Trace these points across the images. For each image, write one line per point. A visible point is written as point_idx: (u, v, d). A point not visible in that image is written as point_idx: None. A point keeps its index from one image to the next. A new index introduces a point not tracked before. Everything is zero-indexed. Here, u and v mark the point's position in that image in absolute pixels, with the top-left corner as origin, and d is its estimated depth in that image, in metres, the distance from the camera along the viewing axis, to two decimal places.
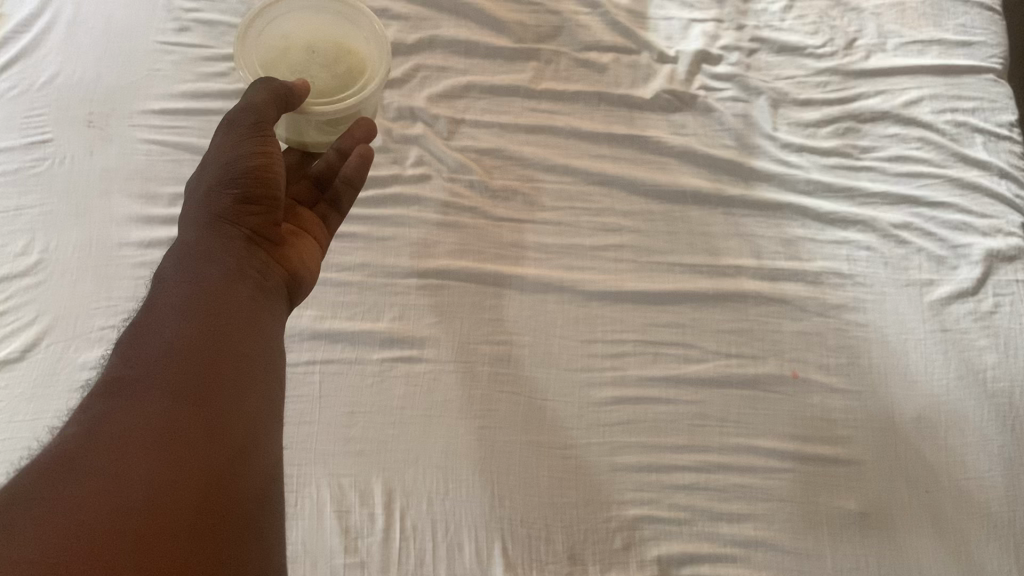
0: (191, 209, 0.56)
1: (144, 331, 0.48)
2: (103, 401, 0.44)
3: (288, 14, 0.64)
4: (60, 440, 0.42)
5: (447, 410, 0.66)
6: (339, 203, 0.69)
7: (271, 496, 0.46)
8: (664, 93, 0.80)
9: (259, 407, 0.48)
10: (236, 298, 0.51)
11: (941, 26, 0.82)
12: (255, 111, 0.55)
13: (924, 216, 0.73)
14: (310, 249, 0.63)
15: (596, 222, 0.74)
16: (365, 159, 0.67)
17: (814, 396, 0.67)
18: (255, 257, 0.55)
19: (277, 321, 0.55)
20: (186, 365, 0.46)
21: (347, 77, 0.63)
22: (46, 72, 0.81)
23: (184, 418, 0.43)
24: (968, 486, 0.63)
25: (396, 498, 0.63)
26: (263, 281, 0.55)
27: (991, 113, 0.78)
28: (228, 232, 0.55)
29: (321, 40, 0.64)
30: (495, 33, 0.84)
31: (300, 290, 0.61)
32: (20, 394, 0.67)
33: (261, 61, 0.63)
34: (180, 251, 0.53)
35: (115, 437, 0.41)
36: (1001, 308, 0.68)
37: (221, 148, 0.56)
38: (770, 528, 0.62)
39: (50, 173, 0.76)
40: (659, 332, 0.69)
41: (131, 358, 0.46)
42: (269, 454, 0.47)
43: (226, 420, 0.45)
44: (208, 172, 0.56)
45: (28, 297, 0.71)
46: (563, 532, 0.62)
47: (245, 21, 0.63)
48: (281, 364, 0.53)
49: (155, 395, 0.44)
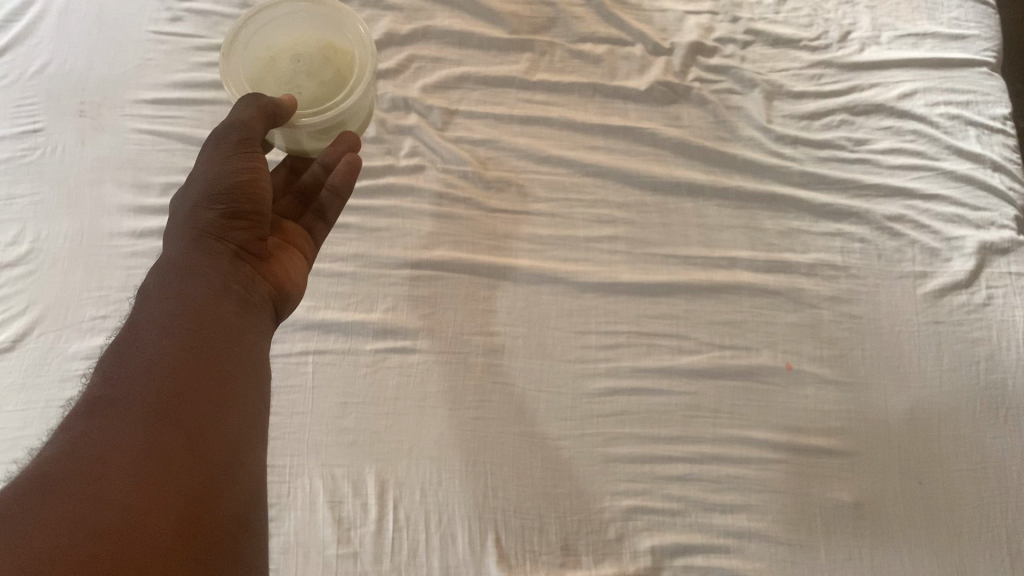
0: (177, 225, 0.55)
1: (126, 351, 0.47)
2: (83, 421, 0.43)
3: (274, 25, 0.65)
4: (39, 461, 0.41)
5: (439, 402, 0.66)
6: (326, 214, 0.68)
7: (253, 515, 0.46)
8: (658, 84, 0.80)
9: (241, 426, 0.47)
10: (220, 315, 0.50)
11: (935, 19, 0.82)
12: (242, 127, 0.55)
13: (918, 208, 0.73)
14: (297, 264, 0.62)
15: (590, 214, 0.74)
16: (353, 167, 0.66)
17: (808, 387, 0.66)
18: (240, 272, 0.55)
19: (263, 337, 0.54)
20: (166, 383, 0.45)
21: (334, 81, 0.63)
22: (38, 62, 0.81)
23: (164, 437, 0.43)
24: (961, 479, 0.63)
25: (390, 489, 0.63)
26: (248, 297, 0.54)
27: (985, 106, 0.78)
28: (213, 249, 0.54)
29: (305, 45, 0.64)
30: (490, 25, 0.84)
31: (286, 305, 0.60)
32: (11, 383, 0.66)
33: (249, 75, 0.63)
34: (163, 268, 0.52)
35: (92, 457, 0.41)
36: (994, 300, 0.69)
37: (208, 165, 0.56)
38: (764, 519, 0.62)
39: (41, 162, 0.76)
40: (652, 324, 0.69)
41: (111, 379, 0.45)
42: (251, 471, 0.46)
43: (207, 440, 0.44)
44: (194, 189, 0.56)
45: (19, 287, 0.71)
46: (556, 523, 0.62)
47: (228, 36, 0.63)
48: (266, 381, 0.52)
49: (135, 414, 0.43)
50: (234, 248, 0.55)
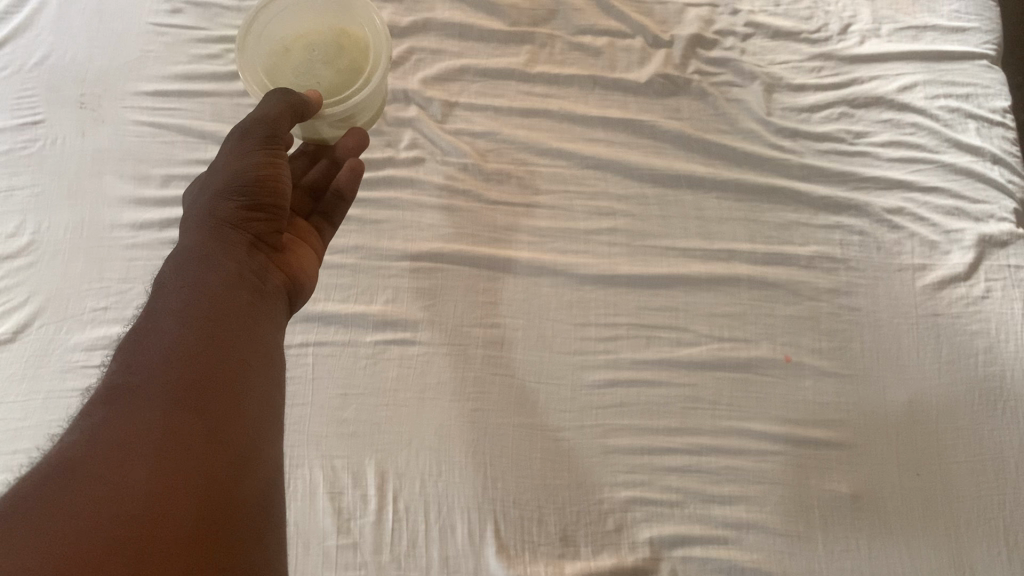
0: (193, 215, 0.55)
1: (143, 338, 0.47)
2: (101, 408, 0.43)
3: (281, 16, 0.66)
4: (58, 449, 0.41)
5: (439, 393, 0.66)
6: (333, 216, 0.68)
7: (273, 501, 0.45)
8: (658, 77, 0.80)
9: (259, 412, 0.47)
10: (236, 303, 0.50)
11: (936, 12, 0.82)
12: (271, 123, 0.56)
13: (917, 201, 0.73)
14: (308, 258, 0.62)
15: (590, 206, 0.74)
16: (357, 171, 0.67)
17: (806, 379, 0.67)
18: (254, 262, 0.54)
19: (277, 326, 0.54)
20: (185, 370, 0.45)
21: (351, 68, 0.65)
22: (38, 53, 0.81)
23: (183, 423, 0.42)
24: (959, 470, 0.63)
25: (390, 480, 0.63)
26: (262, 286, 0.54)
27: (985, 99, 0.77)
28: (230, 237, 0.54)
29: (318, 35, 0.66)
30: (490, 17, 0.84)
31: (298, 296, 0.60)
32: (12, 374, 0.67)
33: (264, 67, 0.65)
34: (179, 257, 0.52)
35: (111, 445, 0.41)
36: (992, 293, 0.69)
37: (228, 158, 0.56)
38: (762, 511, 0.62)
39: (42, 154, 0.76)
40: (651, 316, 0.69)
41: (130, 366, 0.45)
42: (270, 458, 0.46)
43: (227, 426, 0.44)
44: (213, 180, 0.56)
45: (20, 278, 0.71)
46: (555, 514, 0.63)
47: (241, 28, 0.64)
48: (281, 369, 0.52)
49: (153, 402, 0.43)
50: (250, 237, 0.55)
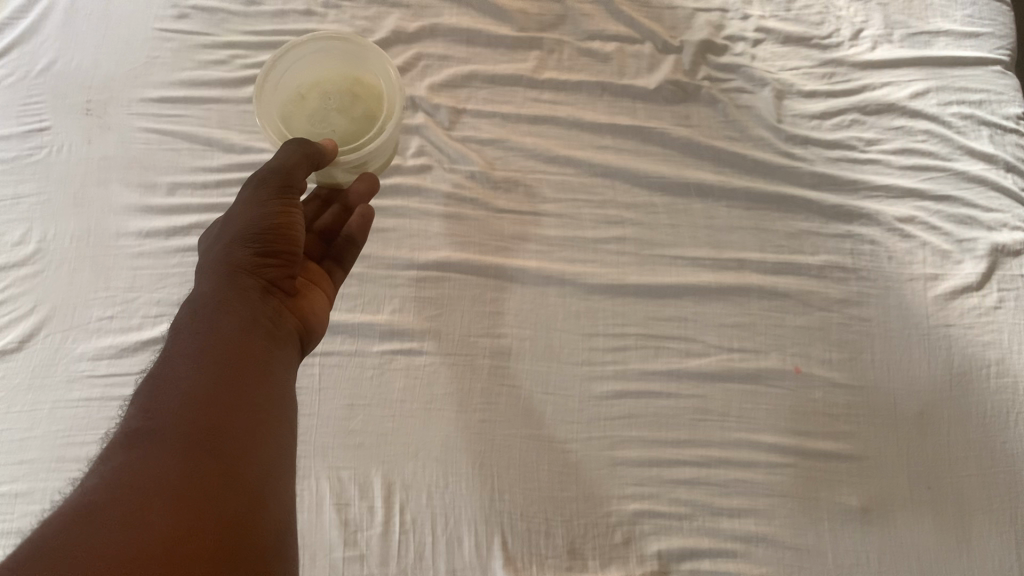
0: (210, 258, 0.55)
1: (160, 383, 0.46)
2: (121, 453, 0.42)
3: (299, 65, 0.67)
4: (79, 493, 0.40)
5: (447, 404, 0.66)
6: (344, 260, 0.67)
7: (286, 548, 0.44)
8: (667, 83, 0.79)
9: (273, 455, 0.46)
10: (251, 347, 0.50)
11: (949, 17, 0.81)
12: (285, 171, 0.56)
13: (929, 210, 0.73)
14: (320, 300, 0.62)
15: (599, 214, 0.74)
16: (367, 218, 0.67)
17: (816, 391, 0.66)
18: (269, 307, 0.54)
19: (291, 370, 0.53)
20: (202, 416, 0.44)
21: (365, 116, 0.64)
22: (44, 59, 0.81)
23: (200, 469, 0.42)
24: (969, 485, 0.62)
25: (396, 491, 0.63)
26: (276, 330, 0.53)
27: (999, 105, 0.76)
28: (244, 283, 0.53)
29: (333, 83, 0.65)
30: (498, 23, 0.83)
31: (310, 340, 0.59)
32: (18, 385, 0.67)
33: (280, 114, 0.64)
34: (194, 302, 0.52)
35: (131, 488, 0.40)
36: (1005, 304, 0.68)
37: (244, 204, 0.56)
38: (771, 524, 0.62)
39: (48, 161, 0.76)
40: (660, 326, 0.69)
41: (149, 411, 0.44)
42: (283, 502, 0.45)
43: (243, 469, 0.43)
44: (230, 226, 0.56)
45: (26, 288, 0.71)
46: (563, 526, 0.62)
47: (259, 77, 0.64)
48: (293, 411, 0.51)
49: (171, 446, 0.42)
50: (264, 283, 0.55)
